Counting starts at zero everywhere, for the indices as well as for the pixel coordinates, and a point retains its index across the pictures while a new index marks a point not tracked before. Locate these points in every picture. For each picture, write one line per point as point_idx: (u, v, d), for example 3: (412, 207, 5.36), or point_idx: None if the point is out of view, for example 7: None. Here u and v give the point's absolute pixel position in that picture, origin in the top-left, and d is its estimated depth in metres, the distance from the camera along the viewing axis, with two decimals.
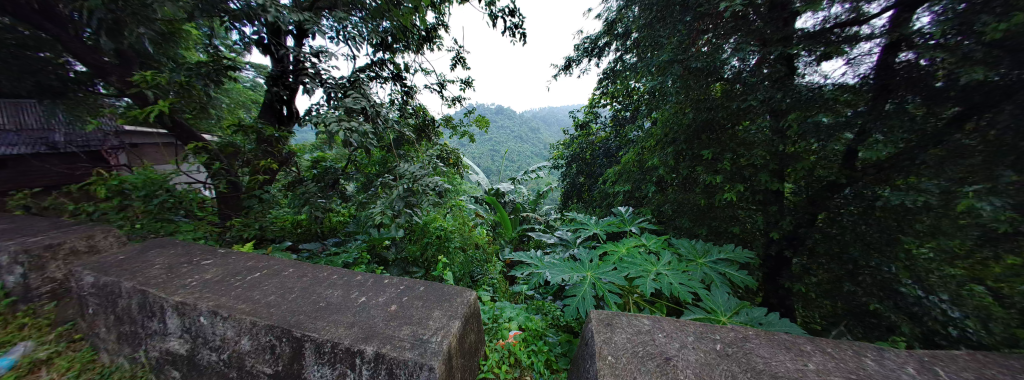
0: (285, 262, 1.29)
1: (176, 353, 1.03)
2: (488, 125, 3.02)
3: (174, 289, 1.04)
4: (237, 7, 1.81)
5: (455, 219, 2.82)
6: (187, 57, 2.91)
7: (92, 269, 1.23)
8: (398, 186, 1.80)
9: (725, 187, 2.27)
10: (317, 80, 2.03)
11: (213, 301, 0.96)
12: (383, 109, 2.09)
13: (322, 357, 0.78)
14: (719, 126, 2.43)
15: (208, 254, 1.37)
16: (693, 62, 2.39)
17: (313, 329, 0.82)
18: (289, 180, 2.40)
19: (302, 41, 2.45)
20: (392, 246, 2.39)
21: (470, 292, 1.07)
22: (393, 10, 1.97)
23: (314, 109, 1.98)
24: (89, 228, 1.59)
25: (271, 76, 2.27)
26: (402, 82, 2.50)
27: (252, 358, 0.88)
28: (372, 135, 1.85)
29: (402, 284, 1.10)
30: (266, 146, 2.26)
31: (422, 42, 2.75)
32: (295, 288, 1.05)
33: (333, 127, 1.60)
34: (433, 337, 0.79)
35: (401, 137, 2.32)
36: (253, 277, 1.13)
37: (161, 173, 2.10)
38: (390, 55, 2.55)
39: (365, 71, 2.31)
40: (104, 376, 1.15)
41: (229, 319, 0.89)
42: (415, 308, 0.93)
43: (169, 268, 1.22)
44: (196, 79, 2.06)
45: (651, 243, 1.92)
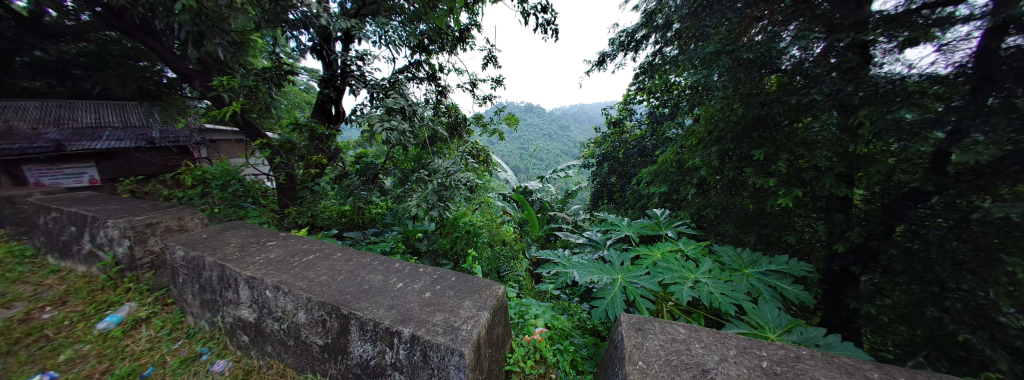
0: (333, 247, 1.43)
1: (246, 321, 1.19)
2: (517, 123, 3.02)
3: (244, 265, 1.20)
4: (294, 17, 2.02)
5: (483, 215, 2.87)
6: (255, 64, 3.30)
7: (182, 245, 1.46)
8: (432, 180, 1.88)
9: (779, 191, 2.05)
10: (362, 81, 2.19)
11: (275, 277, 1.09)
12: (420, 109, 2.19)
13: (365, 334, 0.86)
14: (774, 123, 2.20)
15: (271, 237, 1.55)
16: (743, 53, 2.18)
17: (358, 307, 0.89)
18: (336, 173, 2.62)
19: (349, 46, 2.65)
20: (424, 238, 2.50)
21: (499, 286, 1.10)
22: (429, 12, 2.06)
23: (359, 109, 2.15)
24: (179, 210, 1.88)
25: (323, 79, 2.49)
26: (437, 82, 2.60)
27: (306, 329, 0.99)
28: (410, 133, 1.96)
29: (435, 273, 1.16)
30: (317, 143, 2.49)
31: (456, 42, 2.83)
32: (343, 270, 1.15)
33: (376, 125, 1.72)
34: (464, 325, 0.82)
35: (436, 135, 2.41)
36: (309, 258, 1.27)
37: (233, 165, 2.41)
38: (426, 56, 2.66)
39: (404, 72, 2.44)
40: (191, 333, 1.38)
41: (288, 294, 1.01)
42: (449, 296, 0.98)
43: (240, 246, 1.41)
44: (262, 82, 2.33)
45: (688, 249, 1.81)
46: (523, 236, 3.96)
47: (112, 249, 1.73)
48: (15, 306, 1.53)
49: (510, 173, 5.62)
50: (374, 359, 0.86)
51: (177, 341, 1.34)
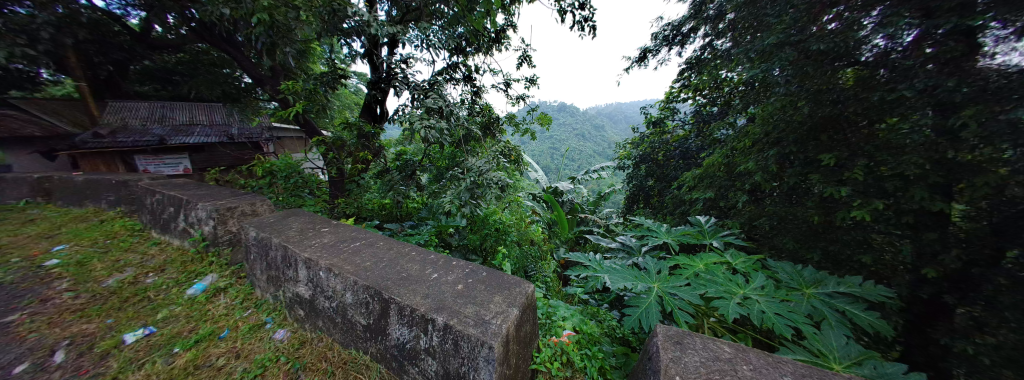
0: (375, 236, 1.54)
1: (301, 297, 1.34)
2: (550, 123, 2.99)
3: (302, 248, 1.35)
4: (349, 26, 2.20)
5: (513, 214, 2.89)
6: (314, 68, 3.67)
7: (254, 226, 1.68)
8: (466, 178, 1.94)
9: (852, 202, 1.78)
10: (404, 83, 2.33)
11: (327, 260, 1.21)
12: (457, 108, 2.27)
13: (403, 318, 0.93)
14: (849, 123, 1.91)
15: (324, 224, 1.72)
16: (812, 44, 1.93)
17: (397, 293, 0.96)
18: (379, 169, 2.83)
19: (394, 50, 2.83)
20: (456, 234, 2.59)
21: (529, 284, 1.10)
22: (467, 15, 2.11)
23: (401, 109, 2.29)
24: (251, 197, 2.17)
25: (370, 82, 2.70)
26: (472, 82, 2.67)
27: (351, 309, 1.09)
28: (446, 131, 2.04)
29: (467, 267, 1.20)
30: (364, 140, 2.70)
31: (492, 43, 2.88)
32: (384, 258, 1.24)
33: (416, 124, 1.82)
34: (493, 320, 0.84)
35: (470, 134, 2.48)
36: (355, 245, 1.39)
37: (295, 159, 2.71)
38: (463, 58, 2.74)
39: (442, 74, 2.54)
40: (258, 303, 1.60)
41: (338, 276, 1.11)
42: (479, 291, 1.00)
43: (300, 231, 1.59)
44: (320, 85, 2.59)
45: (737, 262, 1.65)
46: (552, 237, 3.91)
47: (200, 228, 2.06)
48: (130, 271, 1.95)
49: (541, 173, 5.57)
50: (411, 342, 0.93)
51: (247, 310, 1.56)
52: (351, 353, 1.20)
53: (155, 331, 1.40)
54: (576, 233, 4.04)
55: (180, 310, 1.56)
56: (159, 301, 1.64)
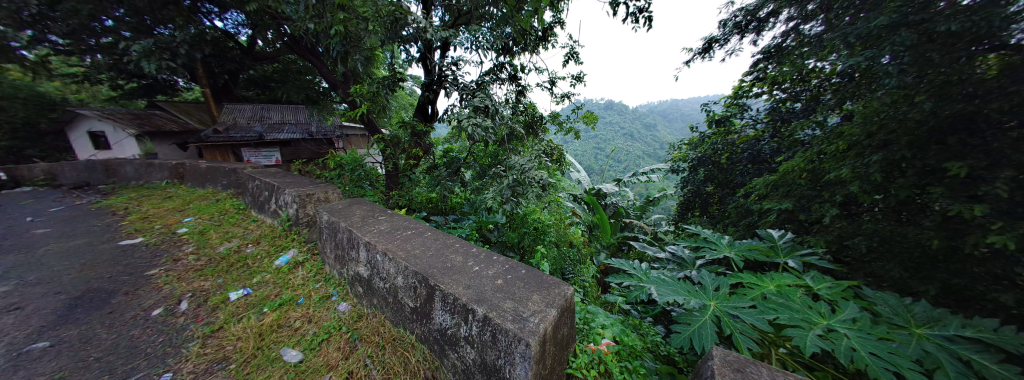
0: (424, 227, 1.66)
1: (360, 276, 1.51)
2: (596, 122, 2.87)
3: (363, 233, 1.52)
4: (407, 33, 2.35)
5: (552, 214, 2.84)
6: (378, 73, 4.08)
7: (327, 211, 1.95)
8: (508, 176, 1.95)
9: (991, 225, 1.38)
10: (453, 84, 2.45)
11: (383, 245, 1.34)
12: (502, 108, 2.30)
13: (446, 306, 0.99)
14: (991, 124, 1.48)
15: (382, 213, 1.91)
16: (935, 25, 1.54)
17: (443, 281, 1.02)
18: (428, 165, 3.03)
19: (445, 53, 2.99)
20: (495, 230, 2.59)
21: (568, 287, 1.07)
22: (515, 15, 2.13)
23: (450, 108, 2.41)
24: (323, 186, 2.50)
25: (424, 84, 2.89)
26: (517, 82, 2.68)
27: (401, 291, 1.21)
28: (492, 130, 2.09)
29: (507, 263, 1.22)
30: (416, 138, 2.92)
31: (539, 42, 2.86)
32: (432, 247, 1.34)
33: (464, 122, 1.90)
34: (531, 317, 0.84)
35: (513, 133, 2.49)
36: (406, 234, 1.52)
37: (360, 154, 3.06)
38: (510, 58, 2.77)
39: (489, 74, 2.60)
40: (326, 277, 1.84)
41: (391, 260, 1.23)
42: (518, 288, 1.01)
43: (363, 217, 1.79)
44: (381, 88, 2.87)
45: (820, 288, 1.39)
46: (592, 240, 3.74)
47: (285, 210, 2.46)
48: (236, 241, 2.43)
49: (583, 173, 5.36)
50: (452, 329, 0.99)
51: (319, 282, 1.81)
52: (398, 332, 1.33)
53: (248, 292, 1.76)
54: (619, 239, 3.81)
55: (269, 277, 1.90)
56: (255, 268, 2.00)
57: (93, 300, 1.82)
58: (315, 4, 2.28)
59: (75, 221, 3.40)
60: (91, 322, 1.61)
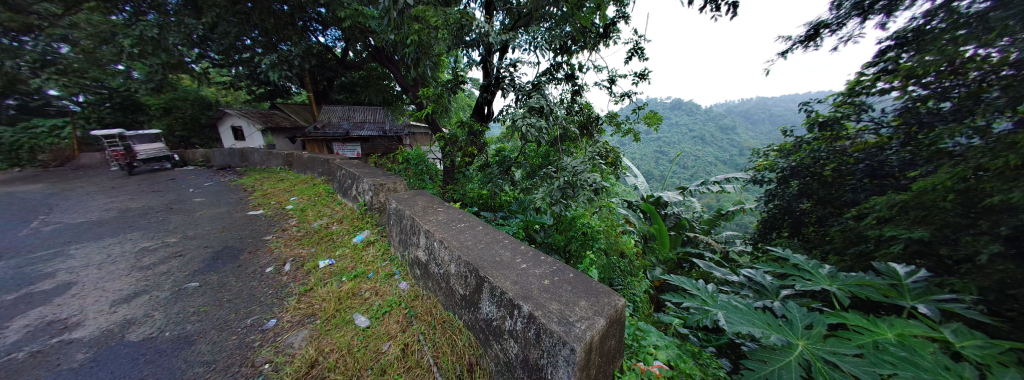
0: (476, 220, 1.75)
1: (419, 260, 1.67)
2: (660, 122, 2.53)
3: (424, 221, 1.68)
4: (470, 38, 2.48)
5: (602, 220, 2.68)
6: (443, 76, 4.42)
7: (396, 199, 2.19)
8: (558, 177, 1.89)
9: None
10: (510, 86, 2.50)
11: (440, 234, 1.47)
12: (557, 109, 2.25)
13: (494, 298, 1.03)
14: None
15: (441, 204, 2.08)
16: None
17: (491, 274, 1.07)
18: (481, 162, 3.17)
19: (504, 56, 3.08)
20: (541, 230, 2.52)
21: (619, 297, 1.01)
22: (576, 13, 2.07)
23: (506, 109, 2.47)
24: (392, 178, 2.82)
25: (483, 85, 3.02)
26: (574, 81, 2.60)
27: (454, 277, 1.30)
28: (546, 130, 2.07)
29: (555, 264, 1.21)
30: (472, 137, 3.09)
31: (600, 39, 2.73)
32: (482, 240, 1.41)
33: (519, 122, 1.92)
34: (577, 322, 0.82)
35: (567, 133, 2.41)
36: (461, 225, 1.63)
37: (423, 150, 3.37)
38: (567, 57, 2.71)
39: (546, 74, 2.59)
40: (390, 257, 2.07)
41: (447, 248, 1.34)
42: (565, 291, 1.00)
43: (426, 207, 1.98)
44: (444, 90, 3.11)
45: (975, 349, 1.01)
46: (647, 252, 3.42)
47: (363, 196, 2.85)
48: (324, 218, 2.92)
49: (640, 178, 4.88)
50: (497, 321, 1.03)
51: (385, 260, 2.05)
52: (448, 315, 1.43)
53: (332, 262, 2.09)
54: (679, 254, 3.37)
55: (348, 251, 2.23)
56: (338, 243, 2.37)
57: (229, 254, 2.41)
58: (396, 17, 2.58)
59: (222, 194, 4.48)
60: (228, 271, 2.13)
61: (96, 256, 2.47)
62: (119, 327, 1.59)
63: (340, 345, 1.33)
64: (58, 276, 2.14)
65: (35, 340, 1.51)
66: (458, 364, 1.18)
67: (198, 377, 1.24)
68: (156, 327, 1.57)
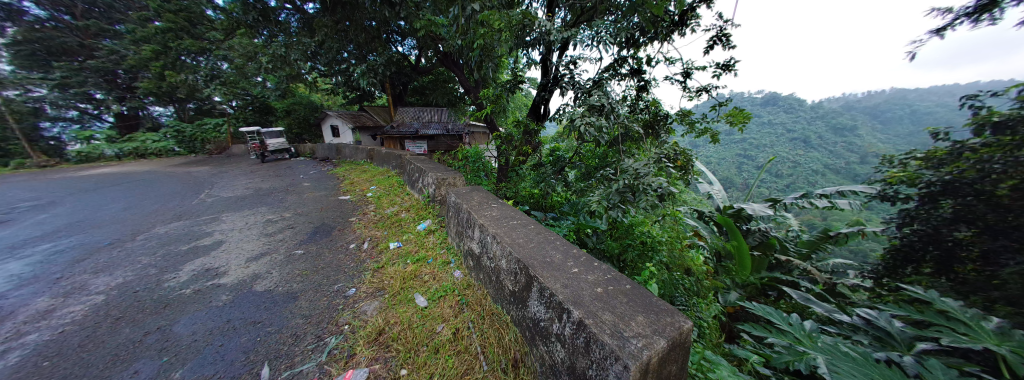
0: (528, 219, 1.75)
1: (473, 252, 1.75)
2: (748, 122, 2.13)
3: (480, 216, 1.77)
4: (530, 38, 2.47)
5: (664, 229, 2.41)
6: (503, 76, 4.55)
7: (454, 193, 2.35)
8: (617, 180, 1.73)
9: None
10: (569, 84, 2.42)
11: (493, 230, 1.53)
12: (620, 106, 2.09)
13: (543, 298, 1.03)
14: None
15: (496, 200, 2.15)
16: None
17: (541, 274, 1.07)
18: (535, 162, 3.16)
19: (564, 53, 3.00)
20: (593, 235, 2.37)
21: (685, 319, 0.89)
22: (648, 2, 1.89)
23: (563, 108, 2.41)
24: (452, 174, 3.03)
25: (540, 85, 3.00)
26: (641, 76, 2.38)
27: (505, 273, 1.33)
28: (606, 130, 1.93)
29: (610, 272, 1.14)
30: (527, 136, 3.10)
31: (674, 28, 2.44)
32: (533, 239, 1.41)
33: (577, 121, 1.83)
34: (633, 338, 0.75)
35: (629, 132, 2.23)
36: (514, 222, 1.65)
37: (480, 148, 3.52)
38: (634, 51, 2.50)
39: (608, 71, 2.43)
40: (448, 246, 2.23)
41: (500, 244, 1.38)
42: (620, 302, 0.93)
43: (482, 202, 2.07)
44: (503, 90, 3.20)
45: None
46: (720, 273, 2.93)
47: (427, 189, 3.13)
48: (395, 207, 3.30)
49: (716, 186, 4.12)
50: (545, 322, 1.02)
51: (442, 249, 2.21)
52: (496, 308, 1.46)
53: (400, 245, 2.36)
54: (763, 280, 2.75)
55: (412, 237, 2.48)
56: (405, 228, 2.66)
57: (324, 230, 2.92)
58: (463, 23, 2.75)
59: (322, 180, 5.44)
60: (323, 244, 2.59)
61: (240, 223, 3.26)
62: (250, 278, 2.07)
63: (402, 319, 1.50)
64: (216, 236, 2.90)
65: (202, 280, 2.08)
66: (504, 358, 1.20)
67: (298, 326, 1.55)
68: (273, 282, 2.00)
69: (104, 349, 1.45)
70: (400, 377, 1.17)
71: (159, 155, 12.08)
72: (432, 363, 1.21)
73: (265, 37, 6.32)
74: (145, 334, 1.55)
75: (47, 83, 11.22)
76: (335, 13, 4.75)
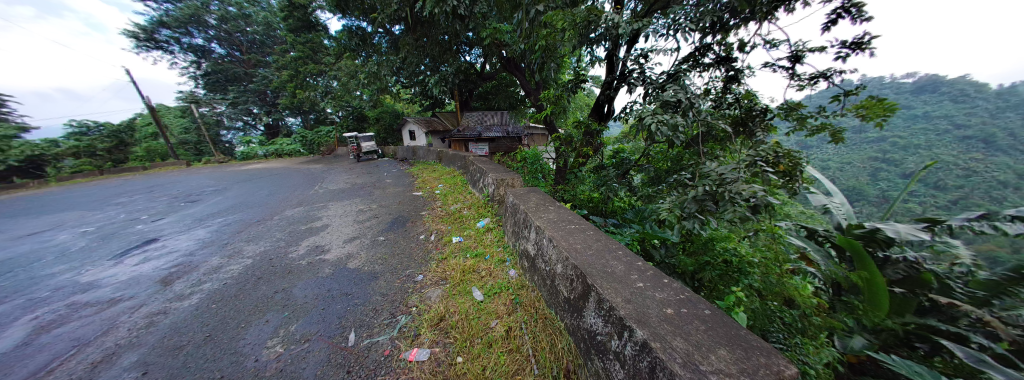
0: (588, 224, 1.66)
1: (528, 254, 1.76)
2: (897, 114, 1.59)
3: (538, 217, 1.76)
4: (595, 35, 2.32)
5: (756, 248, 1.98)
6: (565, 76, 4.46)
7: (512, 194, 2.39)
8: (695, 186, 1.48)
9: None
10: (638, 79, 2.20)
11: (550, 233, 1.50)
12: (702, 101, 1.80)
13: (601, 311, 0.97)
14: None
15: (554, 202, 2.10)
16: None
17: (600, 285, 1.01)
18: (596, 164, 3.00)
19: (633, 46, 2.77)
20: (661, 247, 2.09)
21: (789, 365, 0.71)
22: None
23: (630, 106, 2.21)
24: (511, 175, 3.10)
25: (605, 82, 2.81)
26: (731, 65, 2.02)
27: (561, 278, 1.29)
28: (684, 129, 1.67)
29: (683, 292, 0.99)
30: (589, 137, 2.97)
31: (781, 4, 1.99)
32: (593, 246, 1.33)
33: (647, 119, 1.63)
34: (711, 375, 0.63)
35: (712, 131, 1.94)
36: (571, 226, 1.59)
37: (539, 150, 3.51)
38: (722, 36, 2.13)
39: (687, 61, 2.12)
40: (504, 245, 2.28)
41: (558, 248, 1.35)
42: (696, 329, 0.80)
43: (539, 204, 2.06)
44: (564, 91, 3.12)
45: None
46: (837, 312, 1.72)
47: (487, 188, 3.28)
48: (458, 204, 3.54)
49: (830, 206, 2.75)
50: (603, 337, 0.95)
51: (500, 247, 2.27)
52: (550, 313, 1.43)
53: (461, 240, 2.52)
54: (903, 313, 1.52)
55: (473, 233, 2.62)
56: (466, 225, 2.84)
57: (400, 221, 3.32)
58: (527, 26, 2.77)
59: (401, 178, 6.22)
60: (399, 233, 2.95)
61: (339, 211, 3.96)
62: (345, 257, 2.49)
63: (460, 309, 1.59)
64: (322, 220, 3.58)
65: (312, 255, 2.59)
66: (556, 365, 1.16)
67: (377, 302, 1.79)
68: (361, 262, 2.36)
69: (251, 301, 1.92)
70: (457, 365, 1.24)
71: (290, 155, 15.62)
72: (486, 356, 1.25)
73: (363, 58, 7.55)
74: (275, 293, 2.01)
75: (226, 102, 15.70)
76: (415, 32, 5.39)
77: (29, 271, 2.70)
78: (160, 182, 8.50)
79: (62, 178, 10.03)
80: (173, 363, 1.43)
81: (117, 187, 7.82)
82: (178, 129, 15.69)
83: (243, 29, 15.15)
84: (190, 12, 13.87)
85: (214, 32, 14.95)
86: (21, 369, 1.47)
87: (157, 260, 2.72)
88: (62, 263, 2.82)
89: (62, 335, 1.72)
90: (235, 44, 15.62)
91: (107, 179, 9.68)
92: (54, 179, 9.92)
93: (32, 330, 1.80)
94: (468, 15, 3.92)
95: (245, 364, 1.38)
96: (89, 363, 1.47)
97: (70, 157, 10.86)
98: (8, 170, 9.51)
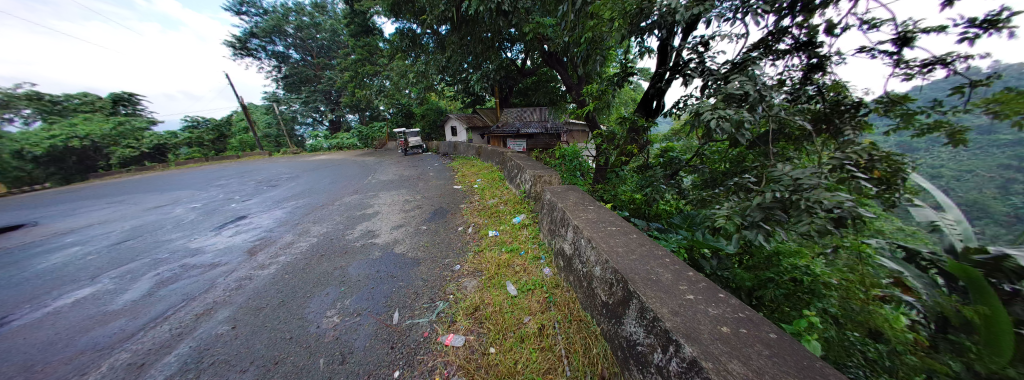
0: (631, 226, 1.56)
1: (564, 252, 1.72)
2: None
3: (575, 217, 1.71)
4: (648, 23, 2.12)
5: (836, 268, 1.68)
6: (612, 69, 4.22)
7: (550, 191, 2.35)
8: (761, 191, 1.29)
9: None
10: (696, 70, 1.98)
11: (589, 234, 1.45)
12: (774, 94, 1.56)
13: (643, 320, 0.91)
14: None
15: (592, 201, 2.02)
16: None
17: (643, 292, 0.95)
18: (641, 163, 2.80)
19: (691, 33, 2.51)
20: (714, 258, 1.88)
21: None
22: None
23: (685, 100, 2.02)
24: (549, 172, 3.04)
25: (655, 75, 2.60)
26: (815, 51, 1.71)
27: (599, 281, 1.24)
28: (749, 125, 1.46)
29: (741, 309, 0.88)
30: (634, 134, 2.76)
31: None
32: (635, 250, 1.25)
33: (704, 114, 1.45)
34: None
35: (784, 129, 1.68)
36: (611, 228, 1.51)
37: (579, 147, 3.39)
38: (806, 17, 1.81)
39: (758, 48, 1.85)
40: (539, 242, 2.26)
41: (597, 249, 1.29)
42: (755, 353, 0.70)
43: (578, 202, 2.00)
44: (609, 85, 2.95)
45: None
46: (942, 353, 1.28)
47: (524, 184, 3.28)
48: (495, 199, 3.61)
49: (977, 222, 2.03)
50: (644, 348, 0.89)
51: (534, 243, 2.26)
52: (585, 316, 1.38)
53: (497, 234, 2.57)
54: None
55: (509, 227, 2.65)
56: (502, 219, 2.88)
57: (440, 212, 3.48)
58: (572, 19, 2.65)
59: (443, 172, 6.54)
60: (439, 223, 3.10)
61: (387, 200, 4.30)
62: (391, 242, 2.70)
63: (495, 302, 1.62)
64: (372, 208, 3.93)
65: (364, 238, 2.86)
66: (590, 371, 1.12)
67: (418, 286, 1.92)
68: (405, 248, 2.54)
69: (315, 274, 2.20)
70: (489, 355, 1.27)
71: (348, 148, 17.42)
72: (518, 351, 1.26)
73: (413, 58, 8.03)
74: (334, 269, 2.26)
75: (299, 101, 17.99)
76: (460, 31, 5.56)
77: (156, 236, 3.40)
78: (249, 168, 10.12)
79: (180, 164, 12.53)
80: (254, 321, 1.70)
81: (217, 172, 9.48)
82: (263, 124, 18.50)
83: (314, 37, 17.12)
84: (274, 23, 16.05)
85: (291, 40, 17.17)
86: (149, 314, 1.87)
87: (244, 234, 3.24)
88: (178, 231, 3.52)
89: (176, 290, 2.15)
90: (308, 49, 17.75)
91: (211, 165, 11.86)
92: (173, 164, 12.39)
93: (157, 283, 2.28)
94: (512, 11, 3.88)
95: (309, 329, 1.58)
96: (195, 314, 1.83)
97: (184, 146, 13.43)
98: (142, 155, 12.08)
